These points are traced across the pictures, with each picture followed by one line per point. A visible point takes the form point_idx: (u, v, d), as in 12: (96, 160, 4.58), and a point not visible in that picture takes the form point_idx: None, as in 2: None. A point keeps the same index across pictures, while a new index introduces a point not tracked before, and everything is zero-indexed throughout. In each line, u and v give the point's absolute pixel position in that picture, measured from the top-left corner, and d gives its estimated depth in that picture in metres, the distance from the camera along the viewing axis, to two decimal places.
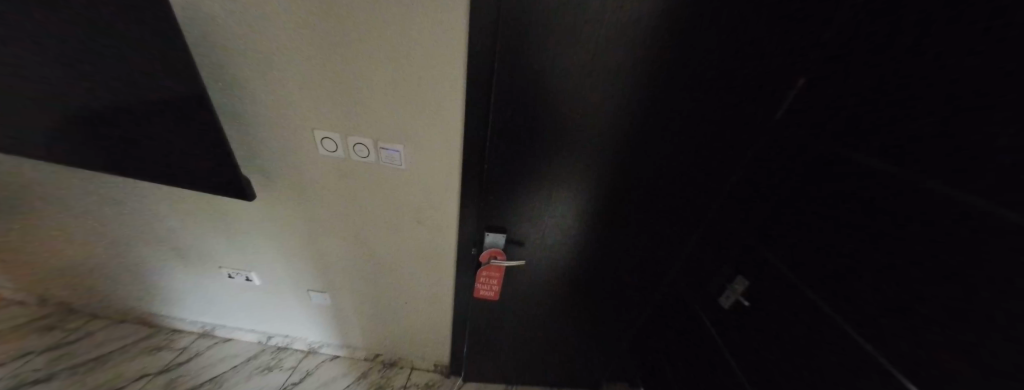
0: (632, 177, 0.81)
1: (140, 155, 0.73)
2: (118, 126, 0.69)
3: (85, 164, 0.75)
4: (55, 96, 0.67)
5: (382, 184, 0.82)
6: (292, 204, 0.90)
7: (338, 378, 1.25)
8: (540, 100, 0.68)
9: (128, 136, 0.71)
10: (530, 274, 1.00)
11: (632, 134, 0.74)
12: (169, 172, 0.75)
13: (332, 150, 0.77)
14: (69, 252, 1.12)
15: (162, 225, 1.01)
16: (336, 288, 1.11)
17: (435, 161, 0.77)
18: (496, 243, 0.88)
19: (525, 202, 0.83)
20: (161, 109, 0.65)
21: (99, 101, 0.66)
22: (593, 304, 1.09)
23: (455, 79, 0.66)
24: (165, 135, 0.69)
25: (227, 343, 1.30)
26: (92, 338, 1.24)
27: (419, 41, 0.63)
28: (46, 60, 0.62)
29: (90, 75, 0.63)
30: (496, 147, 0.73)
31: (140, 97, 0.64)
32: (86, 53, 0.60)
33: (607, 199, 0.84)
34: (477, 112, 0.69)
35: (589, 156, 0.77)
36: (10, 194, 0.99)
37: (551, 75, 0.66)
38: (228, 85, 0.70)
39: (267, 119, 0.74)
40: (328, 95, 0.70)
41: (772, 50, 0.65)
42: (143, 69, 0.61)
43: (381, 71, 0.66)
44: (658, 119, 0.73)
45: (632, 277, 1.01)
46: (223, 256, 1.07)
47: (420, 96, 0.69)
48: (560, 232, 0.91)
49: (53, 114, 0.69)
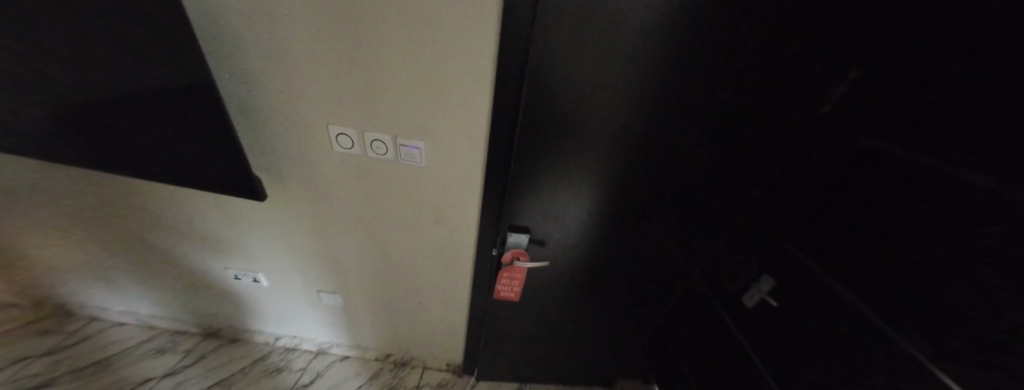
0: (658, 174, 0.77)
1: (144, 156, 0.69)
2: (118, 124, 0.65)
3: (83, 164, 0.71)
4: (47, 92, 0.62)
5: (400, 183, 0.79)
6: (306, 204, 0.86)
7: (350, 379, 1.23)
8: (568, 96, 0.64)
9: (130, 137, 0.66)
10: (550, 273, 0.98)
11: (661, 130, 0.70)
12: (175, 173, 0.71)
13: (348, 147, 0.73)
14: (65, 254, 1.08)
15: (166, 226, 0.97)
16: (348, 289, 1.08)
17: (457, 159, 0.73)
18: (518, 243, 0.85)
19: (548, 201, 0.80)
20: (170, 109, 0.62)
21: (96, 98, 0.62)
22: (611, 303, 1.07)
23: (482, 74, 0.62)
24: (172, 136, 0.66)
25: (233, 345, 1.27)
26: (91, 342, 1.20)
27: (442, 32, 0.58)
28: (39, 56, 0.58)
29: (86, 70, 0.58)
30: (520, 145, 0.70)
31: (144, 95, 0.60)
32: (81, 46, 0.56)
33: (631, 197, 0.81)
34: (502, 108, 0.65)
35: (618, 153, 0.73)
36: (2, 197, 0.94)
37: (582, 69, 0.62)
38: (237, 79, 0.65)
39: (276, 114, 0.70)
40: (341, 88, 0.65)
41: (812, 43, 0.61)
42: (148, 67, 0.56)
43: (402, 65, 0.62)
44: (687, 115, 0.68)
45: (653, 276, 0.99)
46: (230, 257, 1.03)
47: (443, 91, 0.64)
48: (583, 232, 0.88)
49: (50, 113, 0.65)
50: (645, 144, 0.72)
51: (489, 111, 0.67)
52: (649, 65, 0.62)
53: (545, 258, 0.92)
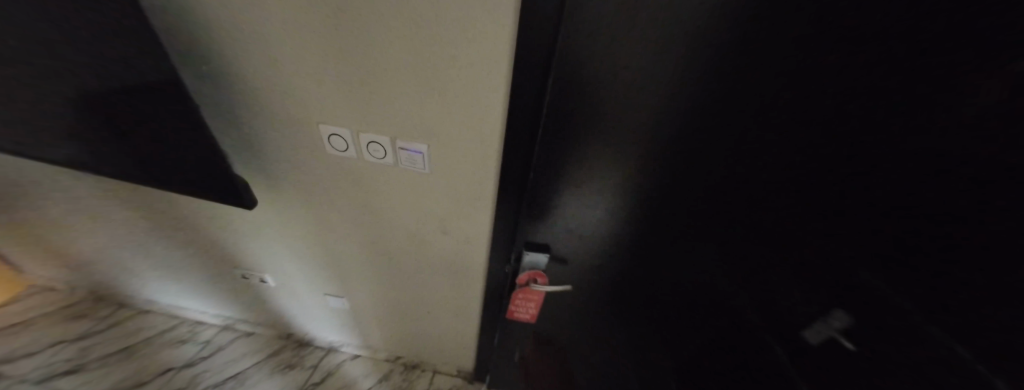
0: (693, 179, 0.59)
1: (132, 158, 0.64)
2: (99, 123, 0.60)
3: (77, 164, 0.68)
4: (31, 87, 0.58)
5: (402, 189, 0.70)
6: (305, 207, 0.81)
7: (360, 379, 1.21)
8: (598, 96, 0.52)
9: (117, 138, 0.62)
10: (575, 294, 0.86)
11: (691, 116, 0.52)
12: (164, 178, 0.66)
13: (342, 149, 0.64)
14: (90, 246, 1.10)
15: (176, 224, 0.95)
16: (354, 293, 1.03)
17: (465, 165, 0.62)
18: (536, 263, 0.76)
19: (564, 211, 0.69)
20: (151, 111, 0.56)
21: (76, 97, 0.56)
22: (636, 331, 0.89)
23: (497, 67, 0.48)
24: (159, 139, 0.60)
25: (248, 338, 1.27)
26: (118, 328, 1.24)
27: (442, 13, 0.45)
28: (18, 52, 0.53)
29: (62, 67, 0.53)
30: (541, 154, 0.60)
31: (121, 95, 0.54)
32: (52, 39, 0.50)
33: (665, 212, 0.65)
34: (518, 112, 0.52)
35: (647, 157, 0.58)
36: (28, 190, 0.96)
37: (618, 63, 0.49)
38: (220, 75, 0.57)
39: (260, 113, 0.62)
40: (328, 87, 0.55)
41: (870, 47, 0.41)
42: (119, 64, 0.50)
43: (394, 54, 0.50)
44: (723, 132, 0.53)
45: (674, 298, 0.76)
46: (238, 255, 1.01)
47: (446, 87, 0.52)
48: (609, 250, 0.74)
49: (39, 112, 0.61)
50: (664, 163, 0.58)
51: (505, 113, 0.53)
52: (708, 61, 0.47)
53: (567, 280, 0.82)
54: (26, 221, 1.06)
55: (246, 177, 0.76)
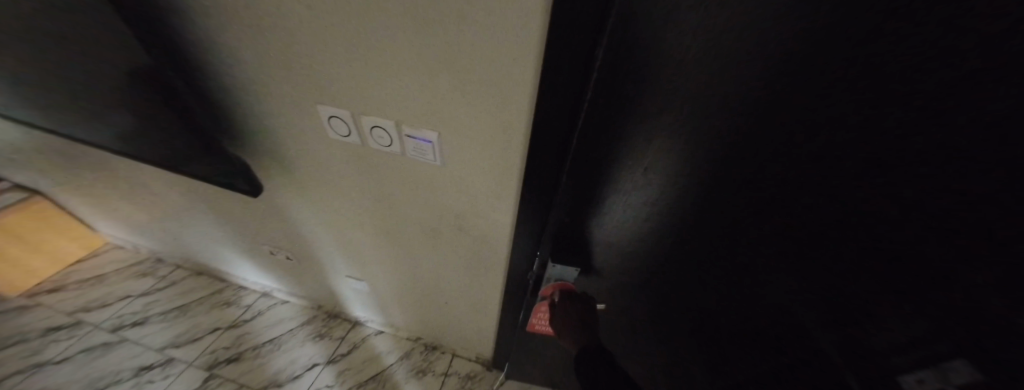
0: (760, 195, 0.42)
1: (159, 137, 0.65)
2: (127, 95, 0.60)
3: (123, 135, 0.71)
4: (69, 63, 0.59)
5: (412, 179, 0.63)
6: (318, 192, 0.78)
7: (383, 355, 1.24)
8: (655, 79, 0.38)
9: (145, 115, 0.62)
10: (610, 317, 0.74)
11: (768, 112, 0.36)
12: (189, 157, 0.66)
13: (344, 134, 0.57)
14: (150, 212, 1.21)
15: (214, 196, 1.00)
16: (373, 277, 1.02)
17: (481, 158, 0.53)
18: (563, 277, 0.68)
19: (588, 219, 0.56)
20: (168, 91, 0.55)
21: (105, 74, 0.57)
22: (673, 369, 0.72)
23: (527, 31, 0.36)
24: (177, 121, 0.59)
25: (283, 306, 1.35)
26: (175, 287, 1.36)
27: None
28: (51, 28, 0.54)
29: (88, 44, 0.53)
30: (573, 165, 0.47)
31: (141, 73, 0.53)
32: (71, 15, 0.49)
33: (718, 234, 0.48)
34: (550, 93, 0.40)
35: (695, 160, 0.43)
36: (95, 159, 1.05)
37: (698, 34, 0.34)
38: (218, 52, 0.53)
39: (259, 88, 0.56)
40: (326, 61, 0.47)
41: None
42: (131, 41, 0.48)
43: (392, 22, 0.40)
44: (813, 138, 0.36)
45: (721, 344, 0.58)
46: (269, 232, 1.05)
47: (457, 64, 0.42)
48: (644, 268, 0.61)
49: (82, 87, 0.63)
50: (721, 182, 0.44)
51: (532, 98, 0.42)
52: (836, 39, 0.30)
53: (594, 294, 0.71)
54: (98, 187, 1.18)
55: (259, 160, 0.74)
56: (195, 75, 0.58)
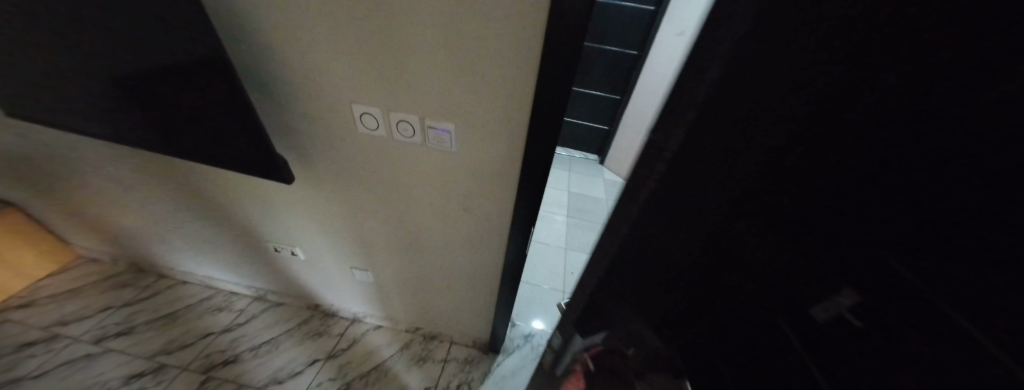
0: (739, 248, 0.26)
1: (190, 136, 0.72)
2: (162, 96, 0.66)
3: (140, 137, 0.76)
4: (103, 72, 0.65)
5: (426, 168, 0.73)
6: (332, 186, 0.85)
7: (383, 347, 1.29)
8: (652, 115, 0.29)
9: (177, 116, 0.69)
10: None
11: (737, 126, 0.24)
12: (219, 153, 0.74)
13: (373, 128, 0.67)
14: (134, 219, 1.20)
15: (213, 198, 1.02)
16: (377, 267, 1.09)
17: (489, 145, 0.65)
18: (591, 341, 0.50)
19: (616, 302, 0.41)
20: (211, 95, 0.63)
21: (144, 81, 0.64)
22: None
23: (528, 49, 0.51)
24: (216, 121, 0.68)
25: (278, 308, 1.37)
26: (161, 296, 1.34)
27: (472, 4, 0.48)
28: (96, 41, 0.60)
29: (136, 55, 0.60)
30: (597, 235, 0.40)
31: (188, 81, 0.62)
32: (128, 31, 0.57)
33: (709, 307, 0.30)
34: (545, 91, 0.55)
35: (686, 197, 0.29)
36: (81, 167, 1.04)
37: None
38: (262, 62, 0.62)
39: (295, 91, 0.65)
40: (366, 66, 0.58)
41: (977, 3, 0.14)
42: (190, 54, 0.57)
43: (425, 39, 0.53)
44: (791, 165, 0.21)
45: None
46: (272, 232, 1.08)
47: (474, 70, 0.55)
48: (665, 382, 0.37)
49: (108, 93, 0.69)
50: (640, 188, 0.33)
51: (532, 95, 0.56)
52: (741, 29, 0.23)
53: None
54: (77, 195, 1.15)
55: None
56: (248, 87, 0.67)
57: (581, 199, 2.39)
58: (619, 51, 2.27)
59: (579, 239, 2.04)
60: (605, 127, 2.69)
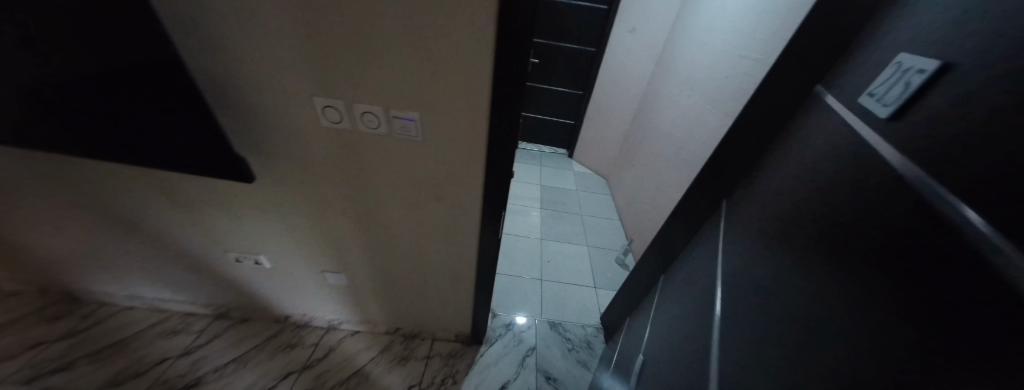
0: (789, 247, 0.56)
1: (130, 139, 0.68)
2: (98, 100, 0.62)
3: (70, 147, 0.70)
4: (17, 74, 0.59)
5: (395, 159, 0.74)
6: (296, 186, 0.83)
7: (362, 351, 1.27)
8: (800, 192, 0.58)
9: (113, 119, 0.65)
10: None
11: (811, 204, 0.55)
12: (168, 156, 0.70)
13: (336, 120, 0.67)
14: (64, 243, 1.08)
15: (160, 210, 0.95)
16: (350, 268, 1.07)
17: (456, 133, 0.68)
18: None
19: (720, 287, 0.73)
20: (156, 93, 0.60)
21: (71, 81, 0.60)
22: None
23: (484, 36, 0.54)
24: (161, 122, 0.65)
25: (243, 324, 1.29)
26: (103, 326, 1.22)
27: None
28: (10, 41, 0.55)
29: (62, 54, 0.56)
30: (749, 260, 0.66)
31: (126, 80, 0.58)
32: (54, 28, 0.53)
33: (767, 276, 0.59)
34: (504, 76, 0.58)
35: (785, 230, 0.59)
36: None
37: None
38: (210, 58, 0.60)
39: (248, 86, 0.63)
40: (326, 59, 0.59)
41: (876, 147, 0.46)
42: (131, 51, 0.55)
43: (382, 30, 0.55)
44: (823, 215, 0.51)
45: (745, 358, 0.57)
46: (230, 242, 1.03)
47: (435, 59, 0.57)
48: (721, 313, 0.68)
49: (22, 97, 0.62)
50: (811, 227, 0.52)
51: (491, 81, 0.59)
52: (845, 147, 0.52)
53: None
54: None
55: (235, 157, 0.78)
56: (242, 106, 0.67)
57: (552, 191, 2.47)
58: (578, 48, 2.37)
59: (552, 229, 2.10)
60: (570, 121, 2.79)
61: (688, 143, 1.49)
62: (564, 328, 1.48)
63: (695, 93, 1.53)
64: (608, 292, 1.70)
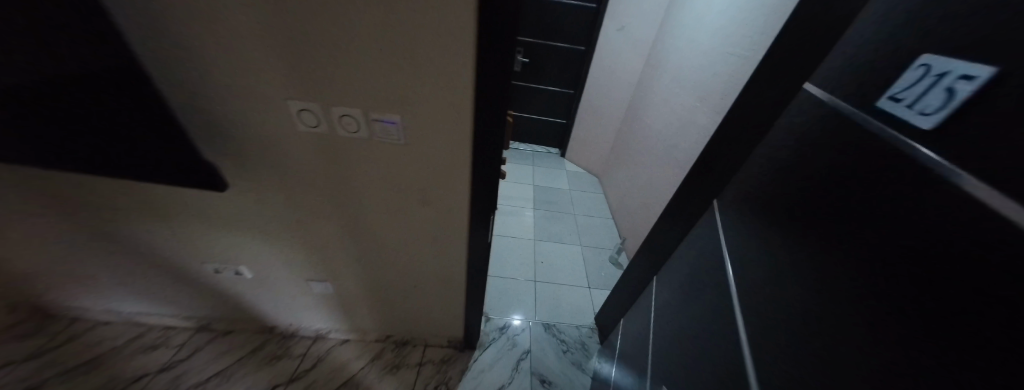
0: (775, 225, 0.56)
1: (89, 148, 0.64)
2: (48, 107, 0.58)
3: (22, 157, 0.66)
4: None
5: (377, 163, 0.71)
6: (275, 193, 0.79)
7: (352, 360, 1.24)
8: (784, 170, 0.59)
9: (69, 126, 0.61)
10: None
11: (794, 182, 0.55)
12: (133, 165, 0.67)
13: (313, 124, 0.65)
14: (30, 258, 1.03)
15: (132, 222, 0.91)
16: (336, 276, 1.04)
17: (440, 135, 0.65)
18: None
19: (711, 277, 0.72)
20: (118, 97, 0.57)
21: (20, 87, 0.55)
22: None
23: (464, 34, 0.52)
24: (122, 129, 0.61)
25: (226, 336, 1.25)
26: (76, 343, 1.17)
27: None
28: None
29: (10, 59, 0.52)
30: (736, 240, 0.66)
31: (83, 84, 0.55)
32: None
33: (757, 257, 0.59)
34: (486, 75, 0.56)
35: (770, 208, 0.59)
36: None
37: None
38: (174, 61, 0.57)
39: (217, 90, 0.60)
40: (299, 60, 0.56)
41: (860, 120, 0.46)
42: (91, 54, 0.52)
43: (357, 29, 0.52)
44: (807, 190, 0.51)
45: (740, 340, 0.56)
46: (208, 252, 0.99)
47: (414, 59, 0.55)
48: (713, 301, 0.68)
49: None
50: (793, 204, 0.53)
51: (473, 81, 0.57)
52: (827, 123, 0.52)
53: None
54: None
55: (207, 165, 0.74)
56: (213, 112, 0.64)
57: (545, 191, 2.46)
58: (568, 47, 2.36)
59: (545, 230, 2.09)
60: (562, 120, 2.78)
61: (678, 141, 1.49)
62: (559, 330, 1.46)
63: (684, 90, 1.53)
64: (602, 291, 1.70)
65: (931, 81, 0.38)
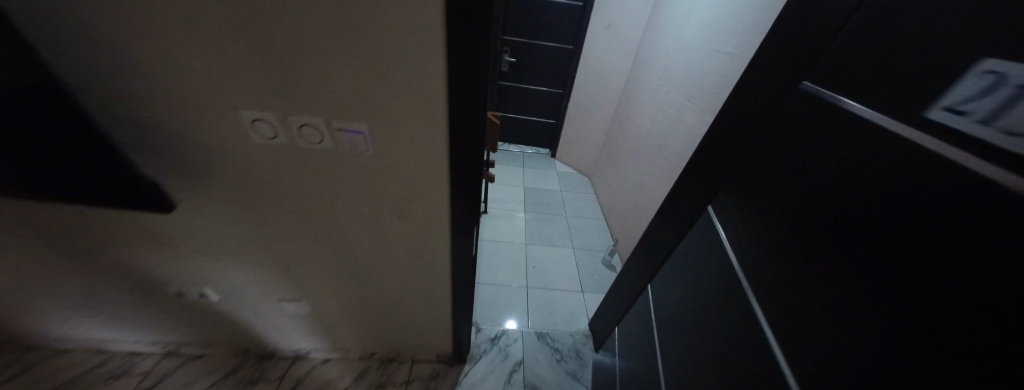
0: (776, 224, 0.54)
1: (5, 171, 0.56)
2: None
3: None
4: None
5: (347, 175, 0.65)
6: (237, 210, 0.73)
7: (334, 380, 1.17)
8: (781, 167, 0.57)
9: None
10: None
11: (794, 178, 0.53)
12: (60, 188, 0.59)
13: (270, 135, 0.58)
14: None
15: (80, 245, 0.83)
16: (312, 294, 0.97)
17: (413, 144, 0.60)
18: None
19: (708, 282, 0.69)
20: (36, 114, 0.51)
21: None
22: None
23: (432, 34, 0.47)
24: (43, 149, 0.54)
25: (197, 360, 1.17)
26: (27, 377, 1.07)
27: None
28: None
29: None
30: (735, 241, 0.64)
31: None
32: None
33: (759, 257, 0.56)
34: (460, 77, 0.51)
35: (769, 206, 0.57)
36: None
37: None
38: (105, 69, 0.50)
39: (158, 100, 0.54)
40: (247, 65, 0.50)
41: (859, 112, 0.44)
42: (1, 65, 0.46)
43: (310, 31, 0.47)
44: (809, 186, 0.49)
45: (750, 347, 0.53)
46: (169, 274, 0.91)
47: (378, 62, 0.49)
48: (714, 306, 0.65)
49: None
50: (795, 200, 0.51)
51: (446, 84, 0.52)
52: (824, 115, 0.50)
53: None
54: None
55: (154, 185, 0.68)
56: (157, 125, 0.57)
57: (536, 193, 2.41)
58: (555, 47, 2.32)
59: (537, 233, 2.04)
60: (551, 121, 2.74)
61: (669, 141, 1.46)
62: (552, 338, 1.42)
63: (673, 88, 1.50)
64: (596, 295, 1.66)
65: (1011, 93, 0.29)
